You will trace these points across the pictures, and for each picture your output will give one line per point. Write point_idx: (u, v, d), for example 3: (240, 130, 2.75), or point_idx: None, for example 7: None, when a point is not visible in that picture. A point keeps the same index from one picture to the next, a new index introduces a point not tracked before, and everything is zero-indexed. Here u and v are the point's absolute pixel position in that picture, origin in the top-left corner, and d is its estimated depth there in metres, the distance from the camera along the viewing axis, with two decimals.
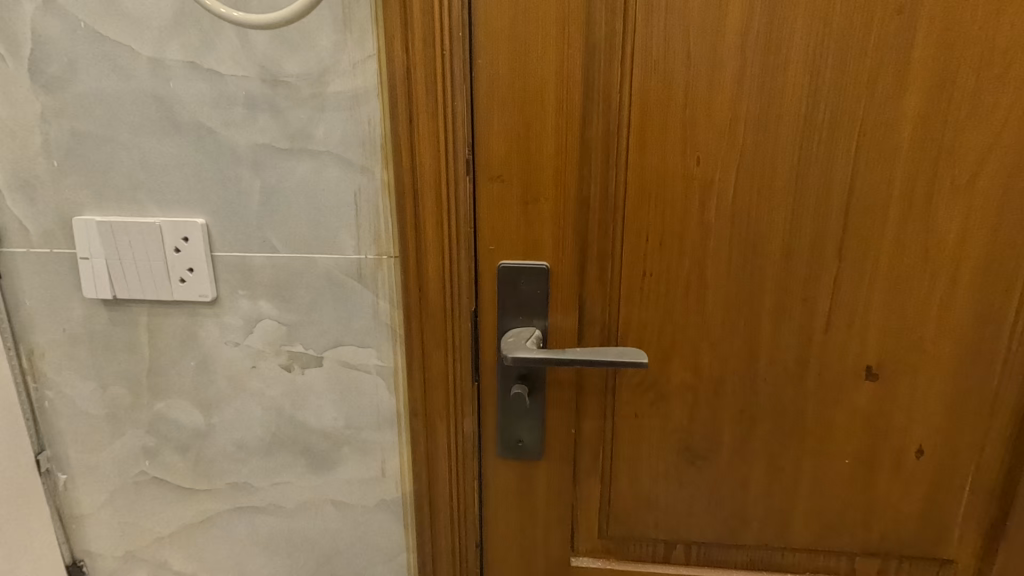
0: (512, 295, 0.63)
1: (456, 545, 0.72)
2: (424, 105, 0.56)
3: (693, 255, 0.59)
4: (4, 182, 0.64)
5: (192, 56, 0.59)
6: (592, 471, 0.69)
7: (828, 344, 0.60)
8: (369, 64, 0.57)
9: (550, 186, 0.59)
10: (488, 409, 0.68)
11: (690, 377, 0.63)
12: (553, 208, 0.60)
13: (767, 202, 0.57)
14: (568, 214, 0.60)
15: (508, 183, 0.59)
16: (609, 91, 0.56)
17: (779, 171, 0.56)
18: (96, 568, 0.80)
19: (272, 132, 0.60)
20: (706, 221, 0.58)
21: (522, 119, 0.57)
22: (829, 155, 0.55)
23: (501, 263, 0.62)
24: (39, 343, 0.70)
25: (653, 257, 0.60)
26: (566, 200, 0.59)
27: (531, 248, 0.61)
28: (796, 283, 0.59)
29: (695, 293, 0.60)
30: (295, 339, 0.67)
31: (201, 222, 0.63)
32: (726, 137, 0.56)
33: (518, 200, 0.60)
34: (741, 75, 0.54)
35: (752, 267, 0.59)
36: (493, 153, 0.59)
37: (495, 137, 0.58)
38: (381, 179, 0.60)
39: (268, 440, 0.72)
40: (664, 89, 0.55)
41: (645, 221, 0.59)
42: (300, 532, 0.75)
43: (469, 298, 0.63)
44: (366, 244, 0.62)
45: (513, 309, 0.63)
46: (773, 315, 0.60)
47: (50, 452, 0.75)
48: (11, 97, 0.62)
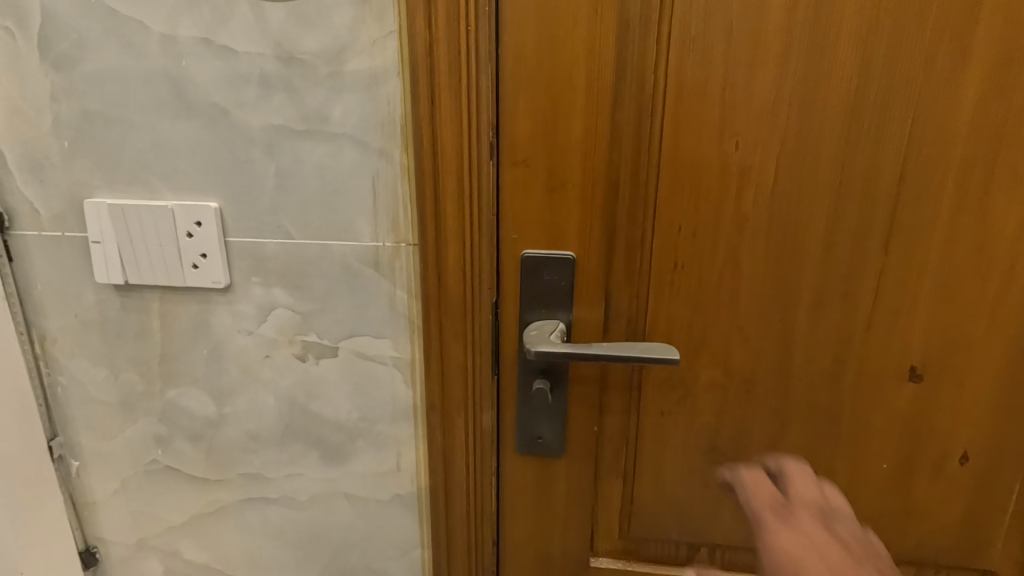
0: (535, 286, 0.60)
1: (472, 542, 0.70)
2: (447, 85, 0.54)
3: (728, 246, 0.56)
4: (15, 163, 0.63)
5: (205, 33, 0.56)
6: (613, 470, 0.67)
7: (868, 343, 0.57)
8: (389, 41, 0.55)
9: (578, 172, 0.56)
10: (507, 404, 0.66)
11: (720, 375, 0.60)
12: (581, 196, 0.57)
13: (810, 191, 0.54)
14: (596, 202, 0.57)
15: (533, 169, 0.57)
16: (643, 71, 0.53)
17: (824, 158, 0.53)
18: (108, 555, 0.80)
19: (288, 112, 0.58)
20: (742, 211, 0.55)
21: (549, 101, 0.54)
22: (878, 141, 0.52)
23: (524, 252, 0.59)
24: (51, 328, 0.69)
25: (685, 247, 0.57)
26: (595, 187, 0.56)
27: (555, 237, 0.59)
28: (837, 277, 0.56)
29: (729, 287, 0.57)
30: (309, 328, 0.65)
31: (214, 206, 0.61)
32: (767, 121, 0.52)
33: (543, 186, 0.57)
34: (786, 53, 0.51)
35: (790, 260, 0.56)
36: (518, 136, 0.56)
37: (521, 119, 0.55)
38: (399, 163, 0.58)
39: (281, 431, 0.70)
40: (703, 68, 0.52)
41: (678, 210, 0.56)
42: (312, 525, 0.74)
43: (490, 289, 0.61)
44: (384, 231, 0.60)
45: (535, 301, 0.61)
46: (811, 311, 0.57)
47: (63, 439, 0.74)
48: (21, 75, 0.60)
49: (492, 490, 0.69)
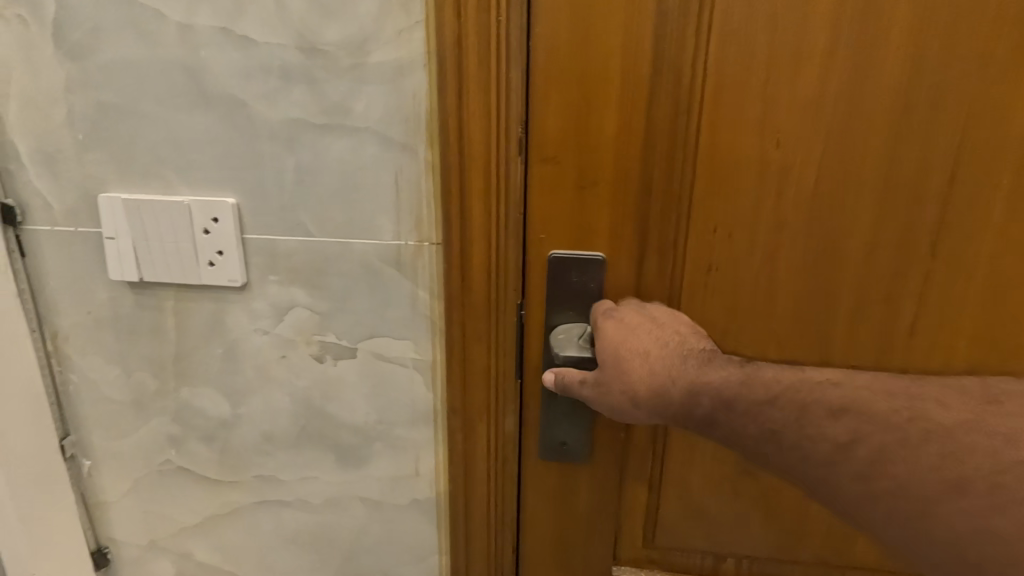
0: (563, 288, 0.58)
1: (492, 548, 0.68)
2: (475, 78, 0.52)
3: (766, 248, 0.54)
4: (28, 157, 0.61)
5: (224, 22, 0.54)
6: (639, 476, 0.65)
7: (911, 350, 0.55)
8: (415, 32, 0.52)
9: (611, 169, 0.54)
10: (530, 408, 0.64)
11: None
12: (612, 195, 0.55)
13: (854, 191, 0.51)
14: (628, 201, 0.55)
15: (564, 166, 0.54)
16: (681, 64, 0.51)
17: (870, 155, 0.50)
18: (119, 556, 0.78)
19: (308, 106, 0.56)
20: (782, 212, 0.53)
21: (582, 95, 0.52)
22: (928, 139, 0.49)
23: (551, 253, 0.57)
24: (64, 325, 0.68)
25: (720, 249, 0.55)
26: (627, 186, 0.54)
27: (585, 237, 0.57)
28: (880, 281, 0.53)
29: (766, 291, 0.55)
30: (328, 328, 0.63)
31: (232, 202, 0.59)
32: (811, 117, 0.50)
33: (574, 184, 0.55)
34: (834, 45, 0.48)
35: (831, 264, 0.54)
36: (548, 132, 0.54)
37: (552, 114, 0.53)
38: (424, 159, 0.56)
39: (297, 433, 0.68)
40: (744, 60, 0.50)
41: (714, 209, 0.54)
42: (327, 529, 0.73)
43: (516, 291, 0.59)
44: (407, 229, 0.58)
45: (562, 303, 0.59)
46: (852, 316, 0.55)
47: (75, 438, 0.73)
48: (34, 65, 0.58)
49: (516, 503, 0.67)
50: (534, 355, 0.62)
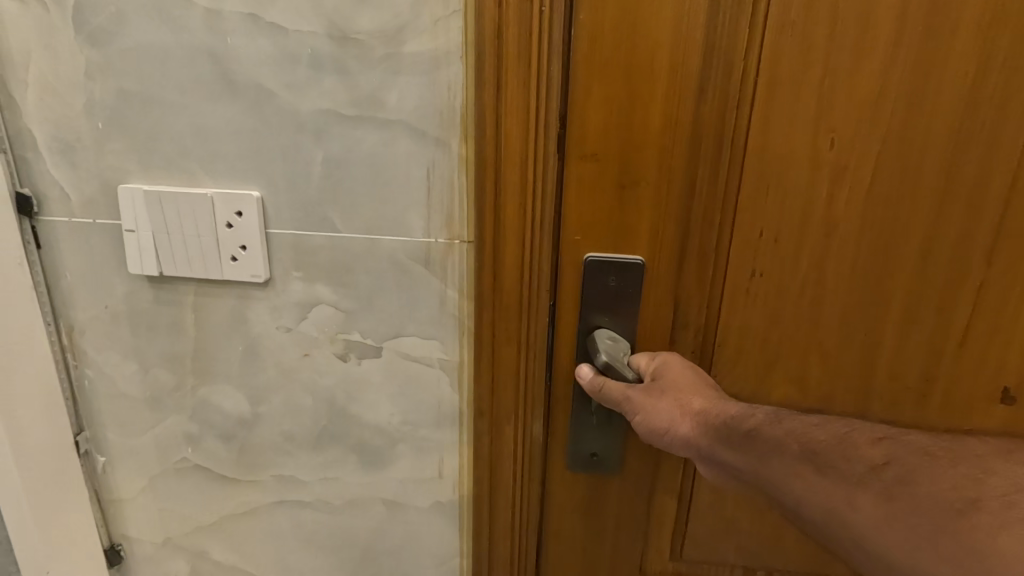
0: (602, 293, 0.57)
1: (515, 553, 0.67)
2: (515, 70, 0.50)
3: (813, 253, 0.53)
4: (45, 145, 0.59)
5: (253, 8, 0.52)
6: (670, 489, 0.64)
7: (959, 357, 0.54)
8: (452, 21, 0.50)
9: (654, 170, 0.52)
10: (559, 412, 0.63)
11: (795, 392, 0.58)
12: (654, 196, 0.53)
13: (910, 195, 0.50)
14: (671, 202, 0.53)
15: (605, 164, 0.53)
16: (732, 61, 0.49)
17: (929, 158, 0.49)
18: (133, 553, 0.77)
19: (338, 96, 0.54)
20: (833, 216, 0.52)
21: (627, 91, 0.51)
22: (988, 142, 0.48)
23: (587, 255, 0.56)
24: (80, 319, 0.66)
25: (767, 253, 0.54)
26: (671, 186, 0.53)
27: (624, 240, 0.55)
28: (931, 288, 0.53)
29: (811, 296, 0.54)
30: (353, 327, 0.61)
31: (256, 195, 0.57)
32: (867, 116, 0.49)
33: (615, 184, 0.53)
34: (897, 41, 0.47)
35: (881, 268, 0.53)
36: (590, 129, 0.52)
37: (595, 110, 0.51)
38: (457, 154, 0.54)
39: (318, 433, 0.67)
40: (802, 55, 0.48)
41: (762, 211, 0.53)
42: (347, 530, 0.71)
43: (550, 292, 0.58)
44: (437, 226, 0.56)
45: (600, 307, 0.57)
46: (900, 323, 0.54)
47: (90, 434, 0.71)
48: (54, 50, 0.56)
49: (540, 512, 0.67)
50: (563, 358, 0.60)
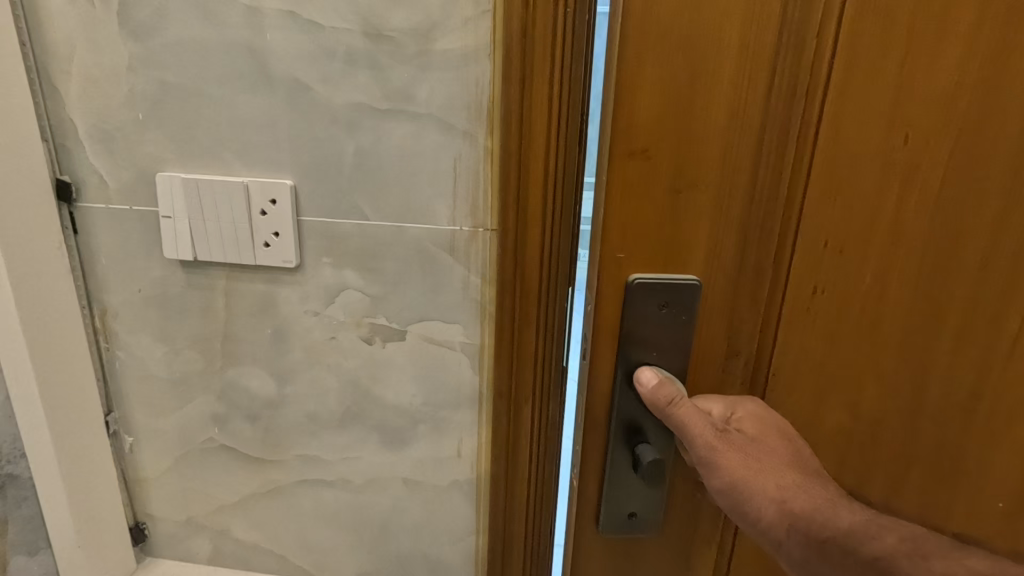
0: (654, 321, 0.52)
1: (530, 532, 0.70)
2: (541, 67, 0.52)
3: (881, 260, 0.49)
4: (85, 135, 0.62)
5: (291, 6, 0.55)
6: (709, 543, 0.60)
7: (1006, 377, 0.51)
8: (482, 21, 0.54)
9: (713, 173, 0.48)
10: (594, 441, 0.56)
11: (848, 418, 0.54)
12: (713, 201, 0.49)
13: (985, 202, 0.47)
14: (727, 207, 0.49)
15: (657, 166, 0.48)
16: (803, 46, 0.45)
17: (1009, 164, 0.46)
18: (156, 532, 0.80)
19: (371, 90, 0.57)
20: (903, 219, 0.48)
21: (688, 85, 0.46)
22: None
23: (630, 275, 0.51)
24: (112, 302, 0.68)
25: (829, 265, 0.50)
26: (733, 189, 0.49)
27: (676, 253, 0.51)
28: (1000, 304, 0.49)
29: (874, 307, 0.51)
30: (378, 311, 0.64)
31: (289, 183, 0.60)
32: (942, 112, 0.46)
33: (671, 191, 0.49)
34: (984, 31, 0.44)
35: (942, 280, 0.49)
36: (642, 129, 0.47)
37: (651, 109, 0.47)
38: (483, 146, 0.57)
39: (343, 414, 0.70)
40: (880, 44, 0.45)
41: (828, 217, 0.49)
42: (368, 509, 0.74)
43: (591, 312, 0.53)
44: (463, 215, 0.59)
45: (648, 330, 0.52)
46: (966, 342, 0.51)
47: (118, 415, 0.74)
48: (97, 43, 0.59)
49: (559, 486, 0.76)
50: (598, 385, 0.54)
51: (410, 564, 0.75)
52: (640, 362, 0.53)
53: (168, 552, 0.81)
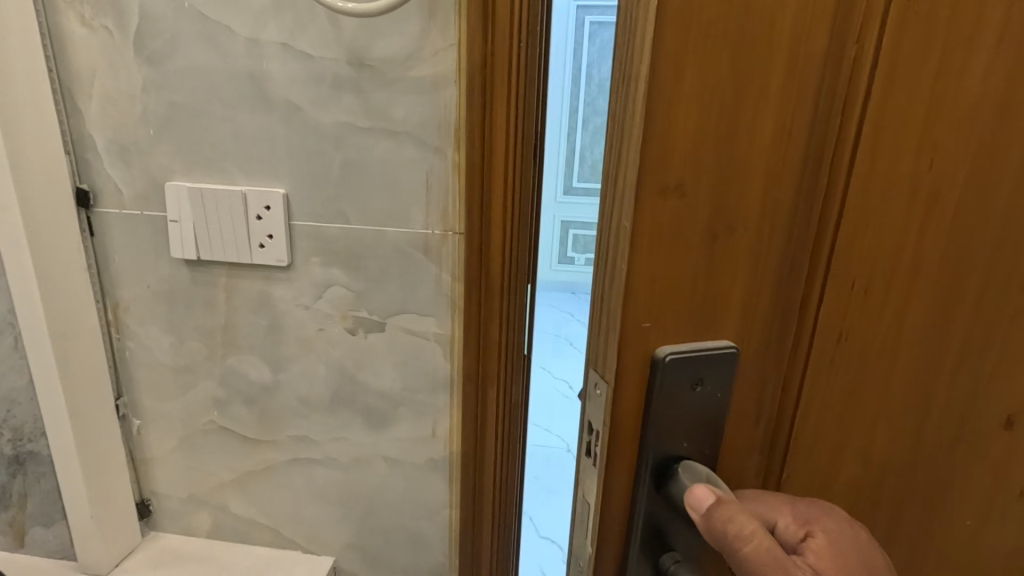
0: (684, 401, 0.37)
1: (498, 503, 0.78)
2: (500, 93, 0.61)
3: (897, 316, 0.38)
4: (103, 148, 0.70)
5: (286, 38, 0.63)
6: None
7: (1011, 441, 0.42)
8: (450, 53, 0.62)
9: (753, 211, 0.34)
10: (608, 554, 0.40)
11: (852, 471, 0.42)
12: (749, 253, 0.35)
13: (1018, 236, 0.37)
14: (766, 246, 0.35)
15: (693, 208, 0.33)
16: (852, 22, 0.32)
17: None
18: (161, 508, 0.87)
19: (355, 111, 0.65)
20: (918, 270, 0.37)
21: (730, 95, 0.31)
22: None
23: (658, 349, 0.35)
24: (124, 297, 0.76)
25: (852, 315, 0.38)
26: (772, 234, 0.35)
27: (705, 321, 0.36)
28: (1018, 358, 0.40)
29: (890, 369, 0.39)
30: (361, 305, 0.72)
31: (282, 192, 0.68)
32: (967, 134, 0.34)
33: (704, 240, 0.33)
34: None
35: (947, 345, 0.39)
36: (678, 155, 0.31)
37: (689, 125, 0.31)
38: (452, 160, 0.65)
39: (330, 397, 0.77)
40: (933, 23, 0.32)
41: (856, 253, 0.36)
42: (353, 484, 0.82)
43: (603, 397, 0.36)
44: (435, 220, 0.67)
45: (679, 417, 0.37)
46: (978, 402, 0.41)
47: (128, 399, 0.81)
48: (117, 69, 0.67)
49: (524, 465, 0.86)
50: (613, 494, 0.38)
51: (391, 536, 0.83)
52: (669, 457, 0.38)
53: (171, 526, 0.88)
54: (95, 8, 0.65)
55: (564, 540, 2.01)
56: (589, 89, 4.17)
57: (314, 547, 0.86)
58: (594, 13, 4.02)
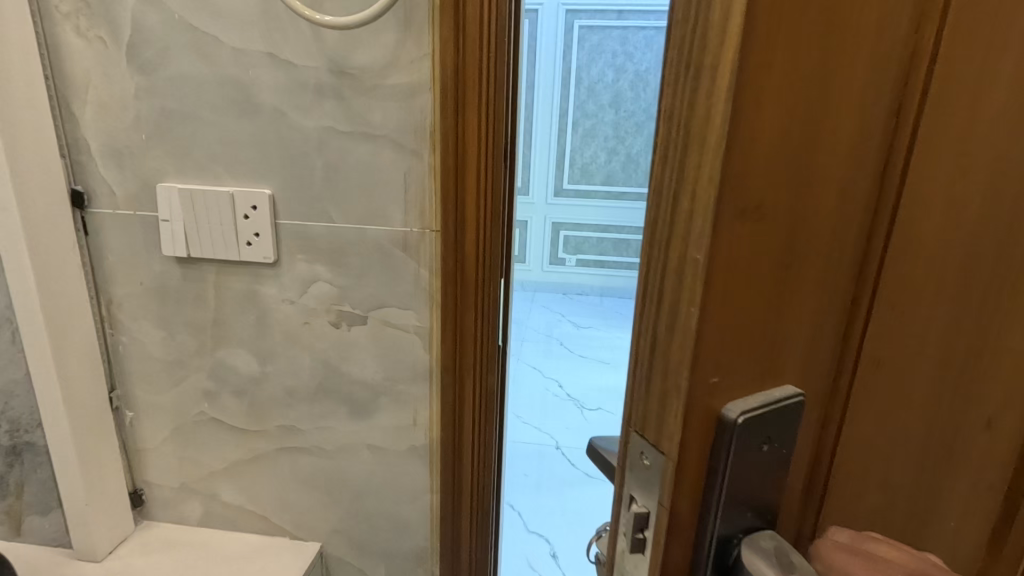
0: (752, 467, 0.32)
1: (477, 487, 0.82)
2: (471, 99, 0.65)
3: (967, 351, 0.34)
4: (97, 151, 0.74)
5: (270, 48, 0.68)
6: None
7: None
8: (424, 61, 0.66)
9: (827, 233, 0.29)
10: None
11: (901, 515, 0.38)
12: (820, 279, 0.30)
13: None
14: (839, 270, 0.31)
15: (769, 232, 0.28)
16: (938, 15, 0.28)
17: None
18: (153, 497, 0.91)
19: (336, 116, 0.69)
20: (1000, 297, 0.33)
21: (812, 102, 0.26)
22: None
23: (726, 409, 0.30)
24: (118, 293, 0.80)
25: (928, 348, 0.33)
26: (843, 259, 0.31)
27: (771, 360, 0.31)
28: None
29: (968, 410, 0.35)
30: (344, 299, 0.77)
31: (268, 192, 0.72)
32: None
33: (778, 269, 0.29)
34: None
35: None
36: (757, 173, 0.26)
37: (774, 139, 0.26)
38: (428, 162, 0.69)
39: (316, 388, 0.81)
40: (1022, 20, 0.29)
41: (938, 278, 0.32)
42: (339, 471, 0.86)
43: (652, 469, 0.32)
44: (413, 218, 0.72)
45: (745, 485, 0.32)
46: None
47: (121, 392, 0.85)
48: (110, 76, 0.71)
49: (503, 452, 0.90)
50: (671, 573, 0.33)
51: (375, 521, 0.87)
52: (733, 532, 0.33)
53: (163, 514, 0.92)
54: (89, 19, 0.69)
55: (553, 535, 2.05)
56: (579, 92, 4.22)
57: (301, 533, 0.90)
58: (584, 17, 4.08)
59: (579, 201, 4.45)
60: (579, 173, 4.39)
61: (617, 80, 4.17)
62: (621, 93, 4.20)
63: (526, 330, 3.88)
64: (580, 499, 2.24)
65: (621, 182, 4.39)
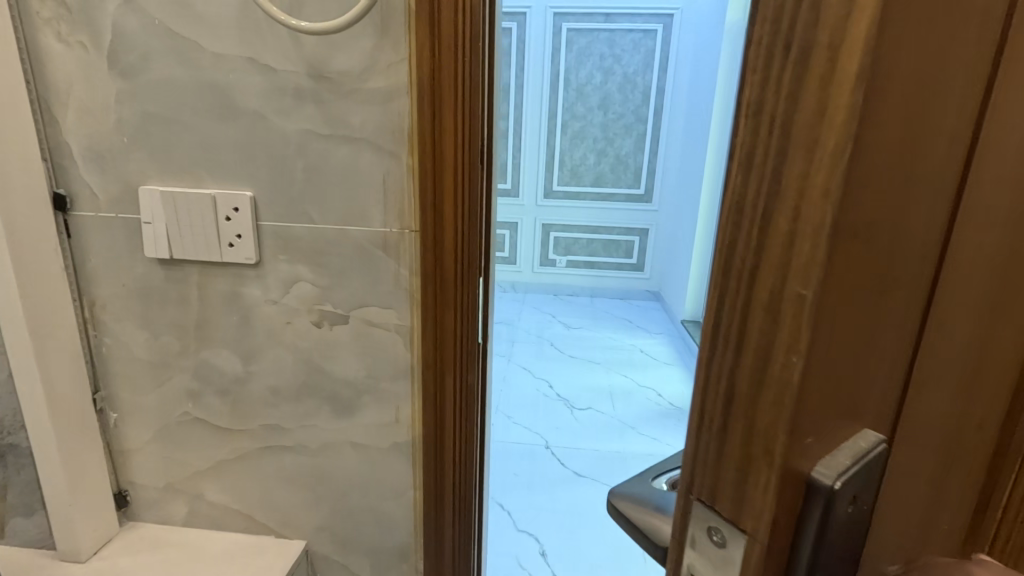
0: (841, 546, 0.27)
1: (460, 484, 0.83)
2: (447, 104, 0.67)
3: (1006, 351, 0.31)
4: (80, 155, 0.75)
5: (250, 53, 0.69)
6: None
7: None
8: (401, 65, 0.68)
9: (929, 246, 0.25)
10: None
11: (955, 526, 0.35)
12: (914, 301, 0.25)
13: None
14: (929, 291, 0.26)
15: (877, 256, 0.23)
16: None
17: None
18: (138, 497, 0.91)
19: (316, 119, 0.71)
20: None
21: (932, 86, 0.21)
22: None
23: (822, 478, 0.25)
24: (101, 295, 0.81)
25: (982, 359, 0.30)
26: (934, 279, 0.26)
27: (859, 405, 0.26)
28: None
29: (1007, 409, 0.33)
30: (326, 299, 0.78)
31: (249, 195, 0.74)
32: None
33: (883, 295, 0.24)
34: None
35: None
36: (874, 186, 0.21)
37: (896, 139, 0.21)
38: (406, 164, 0.71)
39: (299, 387, 0.83)
40: None
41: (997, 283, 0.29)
42: (323, 469, 0.87)
43: (726, 548, 0.26)
44: (392, 218, 0.73)
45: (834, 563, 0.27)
46: None
47: (105, 393, 0.86)
48: (92, 81, 0.72)
49: (485, 448, 0.92)
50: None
51: (359, 518, 0.88)
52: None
53: (148, 515, 0.92)
54: (70, 24, 0.70)
55: (542, 534, 2.06)
56: (567, 95, 4.25)
57: (286, 531, 0.91)
58: (571, 21, 4.12)
59: (568, 203, 4.48)
60: (568, 174, 4.42)
61: (605, 82, 4.21)
62: (608, 96, 4.23)
63: (516, 331, 3.90)
64: (569, 497, 2.26)
65: (609, 184, 4.42)
